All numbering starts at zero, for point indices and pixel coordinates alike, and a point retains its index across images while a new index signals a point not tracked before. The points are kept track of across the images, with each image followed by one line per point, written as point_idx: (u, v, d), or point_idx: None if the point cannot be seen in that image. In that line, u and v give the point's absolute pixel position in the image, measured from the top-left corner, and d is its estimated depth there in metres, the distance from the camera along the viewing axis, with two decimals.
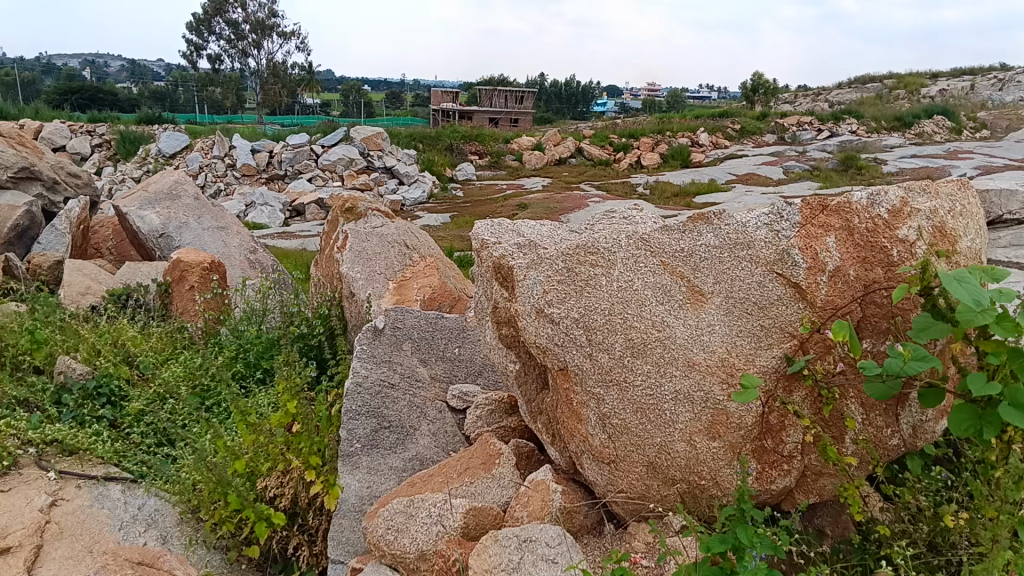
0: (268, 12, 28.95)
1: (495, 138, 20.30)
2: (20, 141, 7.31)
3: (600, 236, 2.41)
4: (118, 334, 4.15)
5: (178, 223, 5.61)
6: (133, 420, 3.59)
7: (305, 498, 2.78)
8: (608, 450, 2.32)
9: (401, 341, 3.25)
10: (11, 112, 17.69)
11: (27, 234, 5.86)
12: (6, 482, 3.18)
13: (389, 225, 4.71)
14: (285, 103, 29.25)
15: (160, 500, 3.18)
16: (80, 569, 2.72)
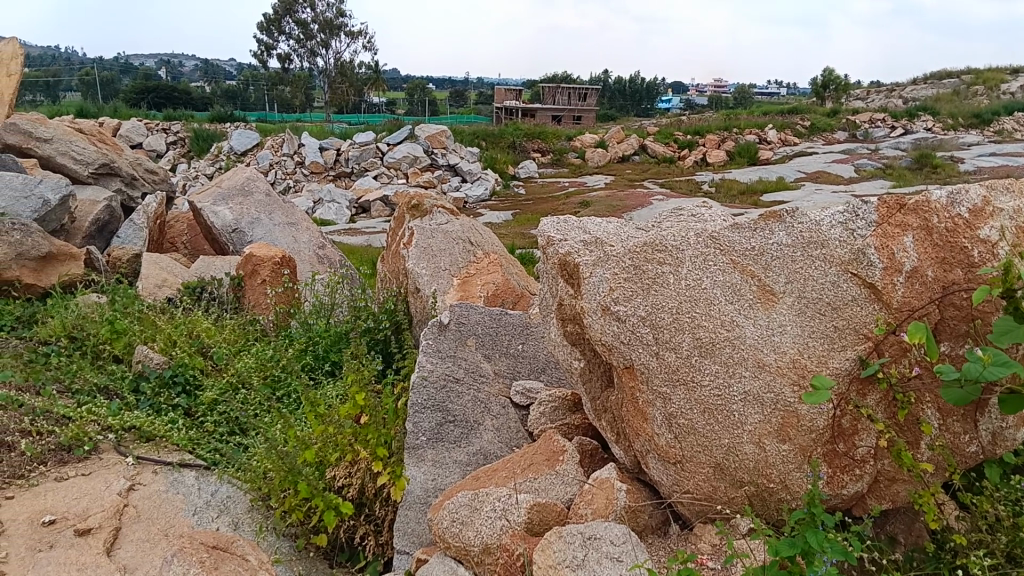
0: (336, 12, 29.50)
1: (558, 136, 20.29)
2: (101, 139, 7.60)
3: (668, 232, 2.37)
4: (194, 326, 4.27)
5: (251, 219, 5.76)
6: (206, 409, 3.70)
7: (373, 488, 2.83)
8: (674, 450, 2.26)
9: (466, 337, 3.29)
10: (92, 110, 18.39)
11: (107, 228, 6.09)
12: (88, 467, 3.33)
13: (454, 222, 4.75)
14: (352, 102, 29.73)
15: (232, 487, 3.28)
16: (156, 552, 2.85)
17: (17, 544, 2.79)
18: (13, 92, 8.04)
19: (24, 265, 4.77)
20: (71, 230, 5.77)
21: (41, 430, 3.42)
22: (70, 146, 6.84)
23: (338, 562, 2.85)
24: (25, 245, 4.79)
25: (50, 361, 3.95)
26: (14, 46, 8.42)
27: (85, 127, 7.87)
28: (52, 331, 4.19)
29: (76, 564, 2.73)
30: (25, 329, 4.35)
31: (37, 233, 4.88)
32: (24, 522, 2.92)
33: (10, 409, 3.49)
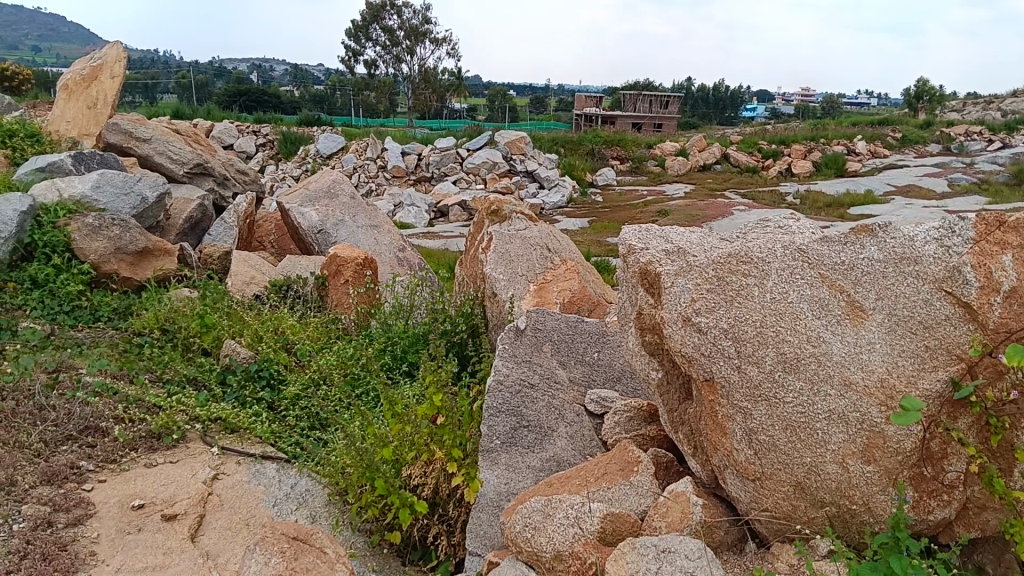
0: (422, 19, 30.04)
1: (638, 143, 20.15)
2: (196, 139, 7.91)
3: (753, 244, 2.33)
4: (279, 322, 4.40)
5: (336, 221, 5.90)
6: (288, 404, 3.82)
7: (447, 488, 2.88)
8: (754, 466, 2.20)
9: (542, 342, 3.27)
10: (187, 112, 19.15)
11: (200, 225, 6.32)
12: (176, 455, 3.48)
13: (533, 228, 4.75)
14: (434, 107, 30.17)
15: (311, 481, 3.37)
16: (238, 541, 2.97)
17: (109, 526, 2.93)
18: (117, 93, 8.43)
19: (122, 259, 5.00)
20: (166, 226, 6.02)
21: (133, 417, 3.60)
22: (167, 146, 7.14)
23: (410, 560, 2.91)
24: (123, 240, 5.01)
25: (143, 351, 4.15)
26: (118, 49, 8.83)
27: (182, 128, 8.20)
28: (145, 323, 4.39)
29: (163, 548, 2.86)
30: (121, 321, 4.58)
31: (135, 228, 5.10)
32: (115, 504, 3.06)
33: (105, 396, 3.68)
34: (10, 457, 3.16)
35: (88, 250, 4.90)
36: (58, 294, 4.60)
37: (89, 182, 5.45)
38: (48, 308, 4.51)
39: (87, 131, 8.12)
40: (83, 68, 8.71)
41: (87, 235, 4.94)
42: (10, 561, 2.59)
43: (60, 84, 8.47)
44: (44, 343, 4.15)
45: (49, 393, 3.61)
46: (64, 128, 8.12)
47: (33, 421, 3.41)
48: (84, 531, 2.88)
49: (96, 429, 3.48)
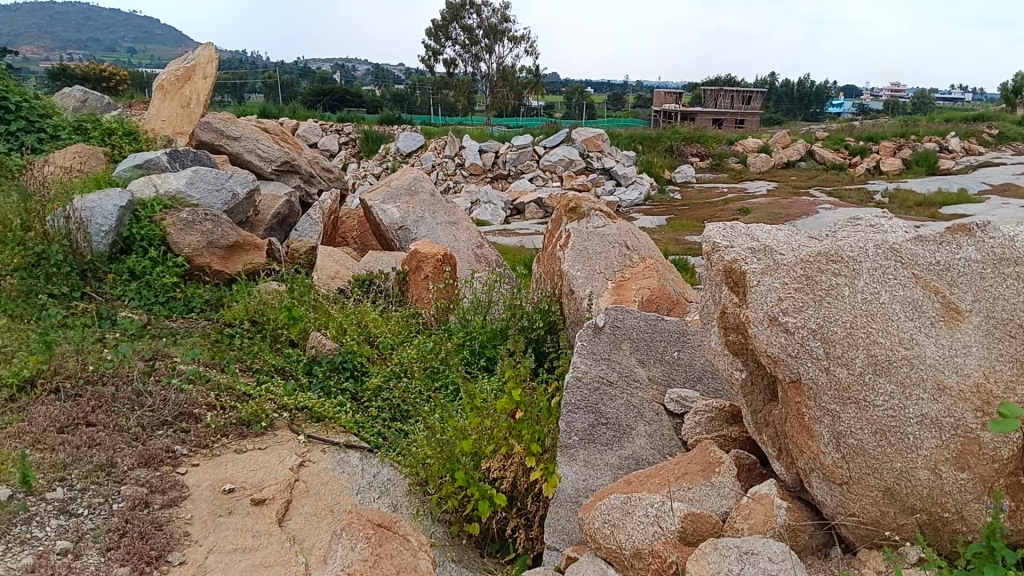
0: (501, 18, 30.20)
1: (719, 140, 19.80)
2: (284, 138, 8.14)
3: (844, 242, 2.27)
4: (362, 315, 4.50)
5: (416, 218, 6.00)
6: (371, 395, 3.92)
7: (525, 482, 2.93)
8: (841, 470, 2.15)
9: (621, 340, 3.25)
10: (273, 111, 19.73)
11: (287, 221, 6.51)
12: (264, 442, 3.61)
13: (612, 225, 4.73)
14: (512, 106, 30.25)
15: (393, 471, 3.46)
16: (324, 527, 3.07)
17: (201, 508, 3.06)
18: (209, 93, 8.75)
19: (214, 253, 5.19)
20: (255, 222, 6.22)
21: (225, 405, 3.76)
22: (256, 144, 7.37)
23: (488, 552, 2.97)
24: (215, 235, 5.20)
25: (233, 342, 4.33)
26: (211, 50, 9.14)
27: (270, 126, 8.45)
28: (236, 314, 4.57)
29: (252, 531, 2.98)
30: (213, 312, 4.78)
31: (227, 223, 5.28)
32: (207, 488, 3.19)
33: (198, 383, 3.86)
34: (111, 441, 3.35)
35: (182, 244, 5.11)
36: (155, 286, 4.83)
37: (183, 178, 5.68)
38: (145, 299, 4.74)
39: (181, 129, 8.47)
40: (177, 69, 9.06)
41: (182, 229, 5.15)
42: (111, 539, 2.78)
43: (156, 85, 8.83)
44: (142, 332, 4.37)
45: (146, 379, 3.81)
46: (160, 126, 8.48)
47: (131, 407, 3.60)
48: (179, 512, 3.01)
49: (189, 415, 3.64)
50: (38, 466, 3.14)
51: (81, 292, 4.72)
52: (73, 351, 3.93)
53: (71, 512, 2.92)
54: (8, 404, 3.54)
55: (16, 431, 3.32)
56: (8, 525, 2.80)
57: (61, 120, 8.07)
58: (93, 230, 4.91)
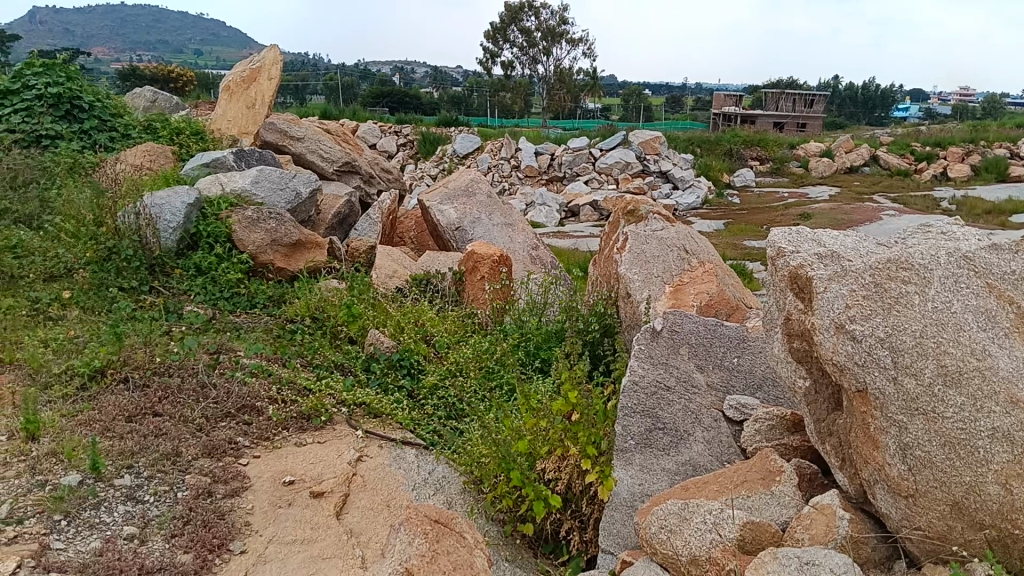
0: (559, 20, 30.15)
1: (779, 144, 19.47)
2: (345, 139, 8.28)
3: (915, 250, 2.22)
4: (420, 314, 4.54)
5: (473, 219, 6.04)
6: (427, 392, 3.97)
7: (580, 484, 2.91)
8: (908, 483, 2.10)
9: (679, 345, 3.21)
10: (333, 113, 20.04)
11: (347, 221, 6.61)
12: (323, 436, 3.68)
13: (670, 228, 4.69)
14: (569, 108, 30.16)
15: (447, 468, 3.49)
16: (380, 521, 3.11)
17: (262, 499, 3.13)
18: (274, 94, 8.93)
19: (277, 251, 5.30)
20: (316, 221, 6.33)
21: (286, 398, 3.84)
22: (318, 145, 7.51)
23: (542, 553, 2.97)
24: (279, 233, 5.32)
25: (295, 337, 4.43)
26: (276, 52, 9.33)
27: (332, 127, 8.60)
28: (298, 311, 4.67)
29: (310, 524, 3.03)
30: (275, 308, 4.89)
31: (290, 222, 5.39)
32: (268, 479, 3.26)
33: (260, 377, 3.96)
34: (176, 430, 3.45)
35: (247, 241, 5.24)
36: (220, 281, 4.96)
37: (249, 177, 5.81)
38: (210, 294, 4.88)
39: (246, 129, 8.67)
40: (244, 70, 9.27)
41: (247, 227, 5.27)
42: (175, 526, 2.87)
43: (223, 85, 9.05)
44: (207, 326, 4.50)
45: (211, 372, 3.93)
46: (226, 127, 8.69)
47: (196, 398, 3.70)
48: (241, 502, 3.09)
49: (252, 408, 3.73)
50: (107, 453, 3.26)
51: (150, 286, 4.89)
52: (141, 343, 4.08)
53: (137, 498, 3.02)
54: (80, 393, 3.69)
55: (86, 420, 3.47)
56: (79, 509, 2.93)
57: (132, 120, 8.35)
58: (161, 226, 5.06)
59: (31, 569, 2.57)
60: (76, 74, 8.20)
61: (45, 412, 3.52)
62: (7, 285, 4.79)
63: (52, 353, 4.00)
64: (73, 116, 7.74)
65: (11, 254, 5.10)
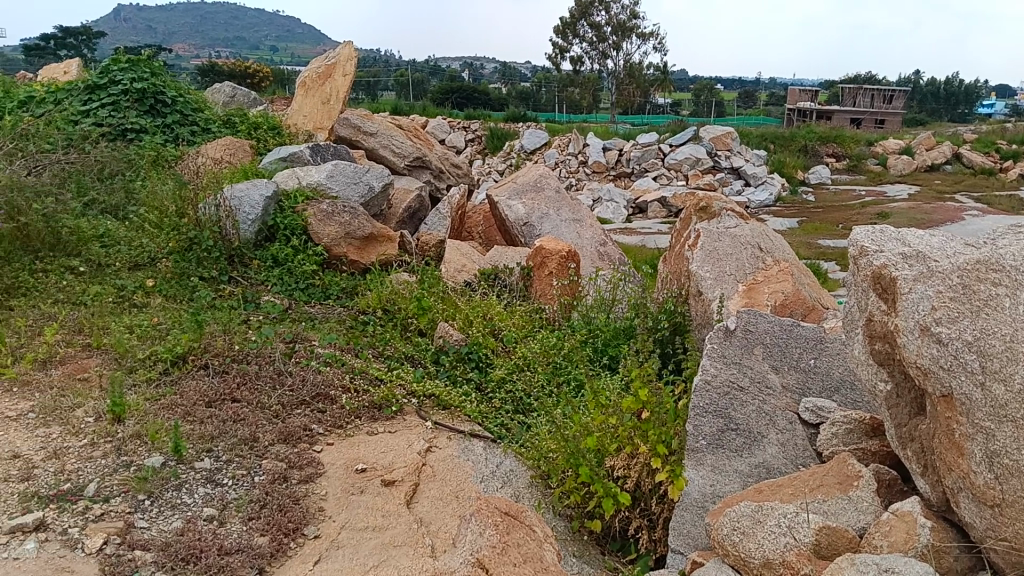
0: (630, 14, 29.86)
1: (856, 141, 18.92)
2: (416, 134, 8.39)
3: (1006, 251, 2.13)
4: (488, 308, 4.57)
5: (541, 214, 6.05)
6: (495, 386, 3.99)
7: (649, 482, 2.88)
8: (994, 491, 2.03)
9: (753, 344, 3.16)
10: (403, 108, 20.31)
11: (417, 215, 6.69)
12: (393, 425, 3.75)
13: (744, 226, 4.60)
14: (638, 103, 29.86)
15: (515, 461, 3.51)
16: (449, 511, 3.16)
17: (335, 485, 3.20)
18: (348, 89, 9.08)
19: (351, 243, 5.40)
20: (388, 214, 6.43)
21: (358, 388, 3.93)
22: (390, 140, 7.63)
23: (609, 550, 2.97)
24: (352, 226, 5.42)
25: (367, 329, 4.52)
26: (350, 49, 9.48)
27: (404, 123, 8.71)
28: (370, 302, 4.76)
29: (382, 511, 3.09)
30: (348, 299, 4.99)
31: (363, 215, 5.49)
32: (341, 466, 3.34)
33: (334, 366, 4.07)
34: (254, 416, 3.56)
35: (322, 234, 5.35)
36: (295, 273, 5.10)
37: (324, 172, 5.95)
38: (287, 285, 5.01)
39: (321, 125, 8.85)
40: (320, 66, 9.46)
41: (322, 220, 5.40)
42: (252, 509, 2.96)
43: (300, 81, 9.26)
44: (283, 316, 4.63)
45: (287, 360, 4.05)
46: (302, 122, 8.88)
47: (273, 386, 3.82)
48: (315, 488, 3.17)
49: (326, 396, 3.82)
50: (189, 436, 3.38)
51: (229, 276, 5.06)
52: (221, 332, 4.23)
53: (217, 481, 3.13)
54: (163, 377, 3.85)
55: (169, 403, 3.61)
56: (162, 489, 3.05)
57: (212, 115, 8.61)
58: (241, 218, 5.22)
59: (117, 547, 2.71)
60: (160, 71, 8.50)
61: (130, 395, 3.68)
62: (95, 273, 5.01)
63: (137, 339, 4.17)
64: (156, 110, 8.02)
65: (99, 243, 5.33)
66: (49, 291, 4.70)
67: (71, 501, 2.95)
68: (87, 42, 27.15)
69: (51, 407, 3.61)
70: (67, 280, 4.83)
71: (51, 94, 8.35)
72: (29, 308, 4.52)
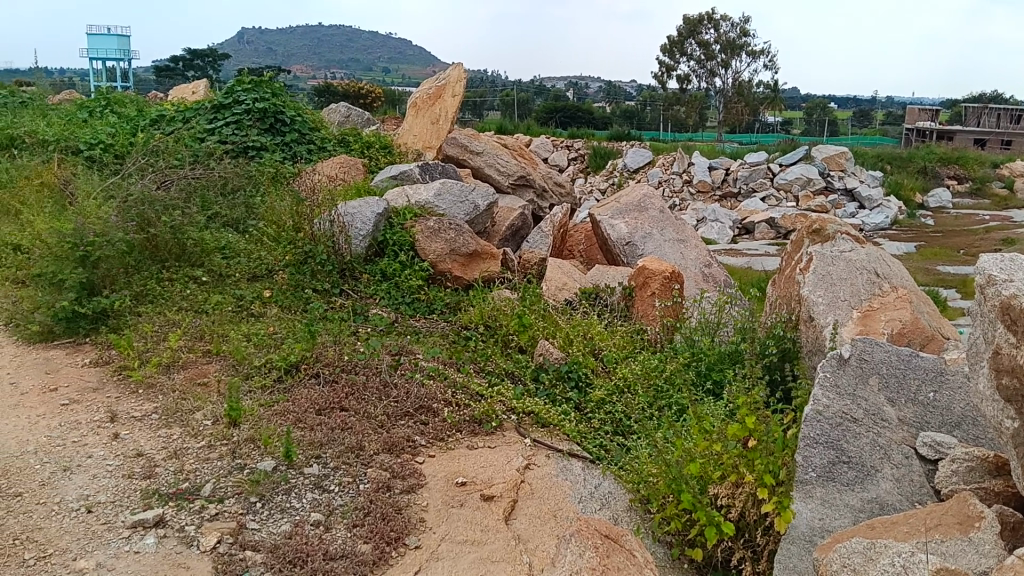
0: (740, 32, 29.35)
1: (981, 162, 17.94)
2: (521, 153, 8.49)
3: None
4: (589, 327, 4.59)
5: (644, 234, 6.01)
6: (595, 406, 3.99)
7: (755, 513, 2.76)
8: None
9: (868, 375, 3.08)
10: (508, 127, 20.59)
11: (519, 233, 6.76)
12: (493, 440, 3.79)
13: (860, 250, 4.45)
14: (746, 122, 29.26)
15: (613, 484, 3.48)
16: (548, 530, 3.16)
17: (436, 497, 3.26)
18: (456, 109, 9.28)
19: (455, 259, 5.50)
20: (491, 232, 6.53)
21: (460, 402, 3.99)
22: (496, 159, 7.76)
23: None
24: (457, 242, 5.53)
25: (469, 343, 4.60)
26: (460, 70, 9.73)
27: (510, 142, 8.84)
28: (472, 318, 4.84)
29: (481, 525, 3.12)
30: (451, 315, 5.09)
31: (468, 232, 5.60)
32: (442, 478, 3.40)
33: (437, 379, 4.16)
34: (360, 425, 3.68)
35: (429, 250, 5.49)
36: (402, 287, 5.24)
37: (432, 190, 6.11)
38: (394, 299, 5.16)
39: (429, 143, 9.08)
40: (431, 87, 9.74)
41: (429, 236, 5.54)
42: (357, 516, 3.05)
43: (411, 102, 9.58)
44: (390, 329, 4.77)
45: (393, 372, 4.17)
46: (411, 140, 9.15)
47: (379, 396, 3.93)
48: (416, 499, 3.24)
49: (429, 409, 3.90)
50: (299, 442, 3.52)
51: (340, 288, 5.25)
52: (332, 343, 4.40)
53: (324, 487, 3.24)
54: (276, 384, 4.02)
55: (281, 410, 3.77)
56: (273, 493, 3.18)
57: (328, 134, 8.98)
58: (353, 234, 5.42)
59: (229, 546, 2.84)
60: (280, 91, 8.93)
61: (246, 401, 3.86)
62: (217, 283, 5.30)
63: (253, 347, 4.38)
64: (276, 129, 8.41)
65: (220, 254, 5.62)
66: (175, 298, 5.00)
67: (188, 500, 3.12)
68: (213, 64, 28.87)
69: (174, 409, 3.83)
70: (191, 289, 5.12)
71: (180, 113, 8.89)
72: (155, 315, 4.81)
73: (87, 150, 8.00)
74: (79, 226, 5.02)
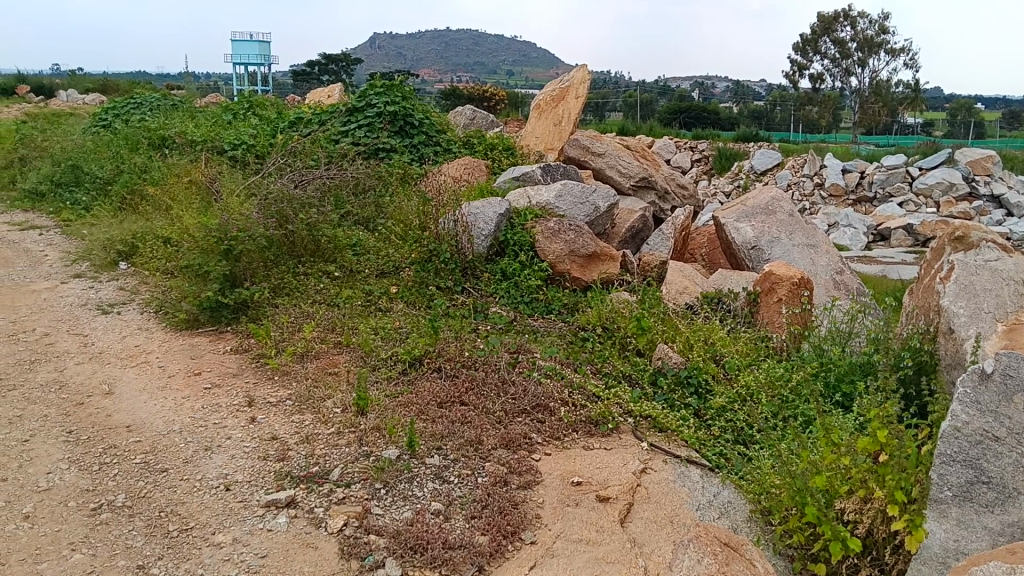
0: (879, 29, 27.97)
1: None
2: (644, 155, 8.43)
3: None
4: (710, 334, 4.55)
5: (771, 238, 5.85)
6: (715, 413, 3.94)
7: (884, 531, 2.68)
8: None
9: (1013, 392, 2.81)
10: (632, 129, 20.44)
11: (640, 235, 6.72)
12: (610, 442, 3.80)
13: (1008, 260, 4.20)
14: (884, 123, 27.85)
15: (733, 493, 3.43)
16: (663, 535, 3.15)
17: (552, 495, 3.31)
18: (580, 111, 9.30)
19: (574, 261, 5.54)
20: (611, 234, 6.52)
21: (577, 402, 4.03)
22: (618, 161, 7.76)
23: None
24: (577, 244, 5.57)
25: (587, 344, 4.64)
26: (585, 72, 9.74)
27: (633, 144, 8.79)
28: (590, 319, 4.86)
29: (596, 526, 3.15)
30: (569, 315, 5.13)
31: (588, 234, 5.63)
32: (558, 477, 3.45)
33: (555, 378, 4.22)
34: (479, 420, 3.78)
35: (548, 251, 5.55)
36: (522, 287, 5.32)
37: (554, 191, 6.18)
38: (513, 298, 5.26)
39: (552, 145, 9.15)
40: (555, 89, 9.81)
41: (549, 237, 5.60)
42: (475, 508, 3.14)
43: (535, 103, 9.67)
44: (508, 327, 4.87)
45: (511, 369, 4.25)
46: (534, 142, 9.25)
47: (498, 393, 4.02)
48: (533, 495, 3.30)
49: (545, 407, 3.96)
50: (422, 433, 3.66)
51: (462, 286, 5.41)
52: (454, 339, 4.53)
53: (444, 478, 3.35)
54: (401, 376, 4.19)
55: (406, 401, 3.93)
56: (396, 480, 3.32)
57: (454, 136, 9.21)
58: (476, 234, 5.56)
59: (355, 529, 2.99)
60: (409, 94, 9.23)
61: (373, 391, 4.03)
62: (348, 278, 5.55)
63: (381, 340, 4.58)
64: (405, 131, 8.70)
65: (351, 251, 5.89)
66: (309, 292, 5.28)
67: (318, 483, 3.30)
68: (347, 68, 30.08)
69: (306, 396, 4.06)
70: (324, 283, 5.40)
71: (316, 115, 9.34)
72: (291, 307, 5.10)
73: (231, 150, 8.53)
74: (224, 222, 5.37)
